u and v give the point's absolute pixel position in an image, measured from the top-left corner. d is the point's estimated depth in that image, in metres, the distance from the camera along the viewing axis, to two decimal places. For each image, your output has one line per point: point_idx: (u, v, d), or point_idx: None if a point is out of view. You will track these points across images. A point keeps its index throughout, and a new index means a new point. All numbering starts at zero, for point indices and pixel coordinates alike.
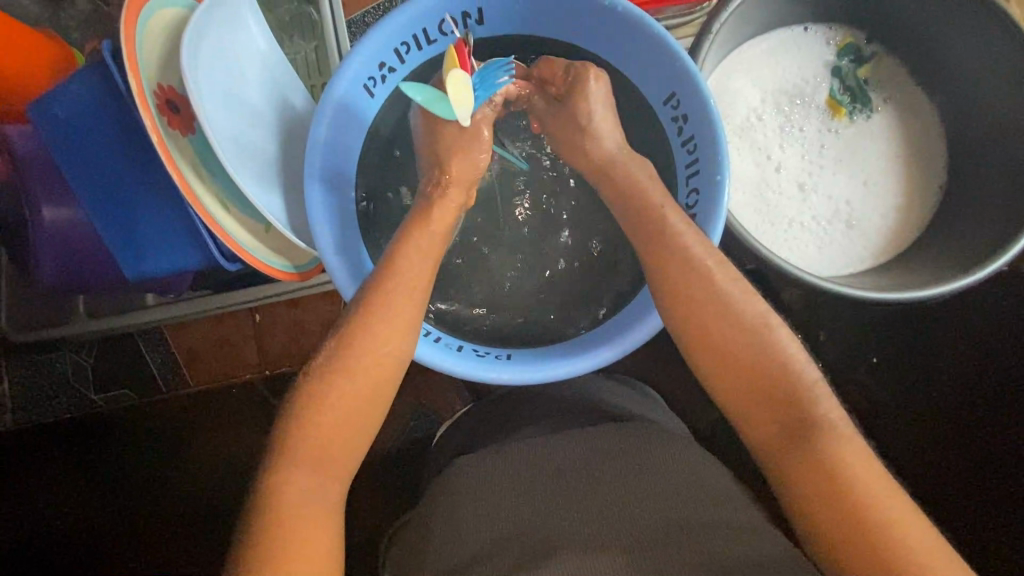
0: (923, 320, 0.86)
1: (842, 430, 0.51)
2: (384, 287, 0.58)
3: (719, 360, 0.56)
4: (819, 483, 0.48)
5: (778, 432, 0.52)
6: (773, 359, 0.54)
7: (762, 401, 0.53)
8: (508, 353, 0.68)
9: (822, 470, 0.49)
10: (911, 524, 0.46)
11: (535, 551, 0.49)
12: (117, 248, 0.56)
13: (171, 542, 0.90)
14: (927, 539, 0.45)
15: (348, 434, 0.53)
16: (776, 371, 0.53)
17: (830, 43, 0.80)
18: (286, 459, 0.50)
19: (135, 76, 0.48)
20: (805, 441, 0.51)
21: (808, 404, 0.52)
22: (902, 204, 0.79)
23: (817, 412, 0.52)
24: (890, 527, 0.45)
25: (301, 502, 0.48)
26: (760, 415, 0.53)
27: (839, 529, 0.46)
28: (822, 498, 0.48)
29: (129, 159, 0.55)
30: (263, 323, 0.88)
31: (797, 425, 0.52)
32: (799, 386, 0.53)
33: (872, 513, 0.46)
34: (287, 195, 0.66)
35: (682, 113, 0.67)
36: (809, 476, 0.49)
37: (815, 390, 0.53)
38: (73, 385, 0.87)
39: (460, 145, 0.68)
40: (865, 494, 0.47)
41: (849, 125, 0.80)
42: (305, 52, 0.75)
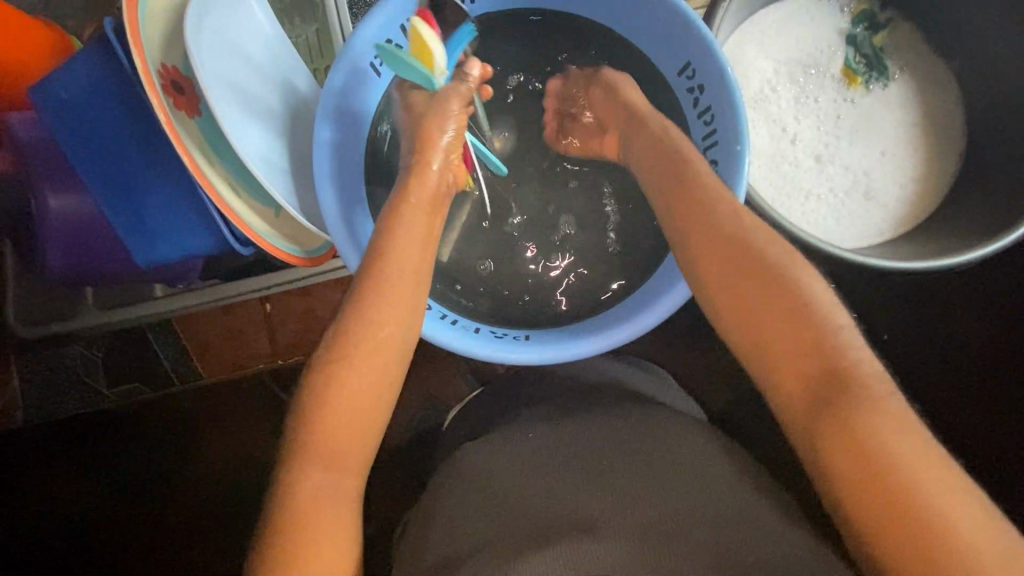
0: (936, 292, 0.85)
1: (881, 390, 0.42)
2: (380, 273, 0.56)
3: (734, 308, 0.50)
4: (850, 452, 0.39)
5: (807, 388, 0.44)
6: (795, 300, 0.47)
7: (785, 347, 0.46)
8: (526, 335, 0.67)
9: (848, 426, 0.40)
10: (963, 506, 0.36)
11: (549, 534, 0.48)
12: (128, 235, 0.55)
13: (179, 538, 0.89)
14: (982, 523, 0.36)
15: (362, 416, 0.52)
16: (800, 319, 0.46)
17: (844, 11, 0.78)
18: (301, 455, 0.49)
19: (140, 54, 0.46)
20: (837, 397, 0.42)
21: (842, 358, 0.44)
22: (921, 173, 0.78)
23: (854, 366, 0.43)
24: (929, 498, 0.36)
25: (321, 503, 0.47)
26: (784, 367, 0.45)
27: (864, 496, 0.38)
28: (847, 459, 0.39)
29: (137, 145, 0.54)
30: (274, 312, 0.87)
31: (829, 379, 0.43)
32: (829, 334, 0.45)
33: (916, 487, 0.36)
34: (296, 179, 0.64)
35: (697, 83, 0.65)
36: (834, 433, 0.41)
37: (848, 341, 0.45)
38: (85, 380, 0.86)
39: (428, 118, 0.63)
40: (907, 464, 0.37)
41: (864, 94, 0.78)
42: (307, 34, 0.74)
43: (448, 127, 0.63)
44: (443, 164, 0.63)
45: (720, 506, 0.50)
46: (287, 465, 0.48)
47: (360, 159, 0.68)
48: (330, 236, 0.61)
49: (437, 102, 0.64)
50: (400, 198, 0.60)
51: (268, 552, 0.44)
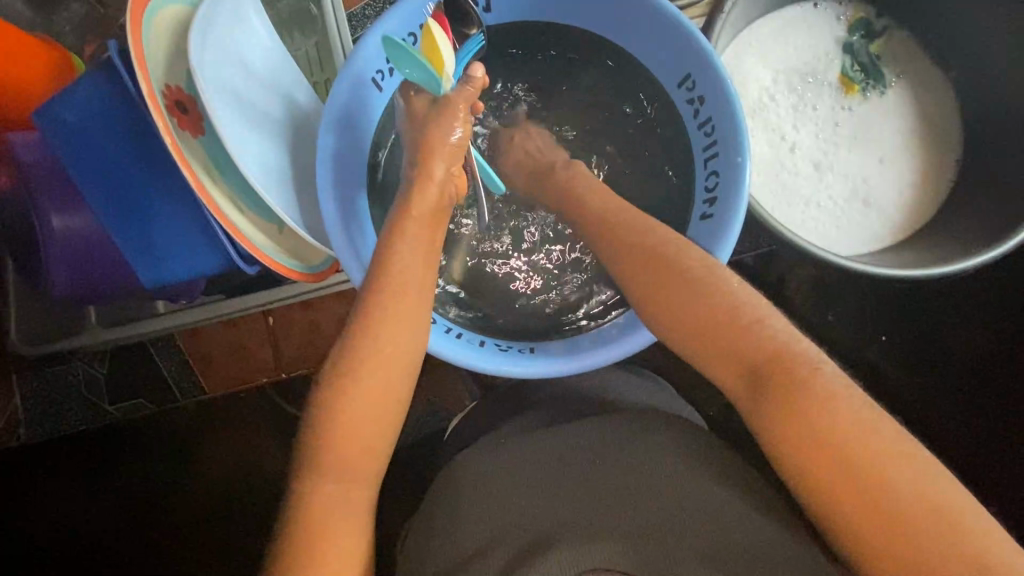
0: (936, 295, 0.85)
1: (827, 376, 0.47)
2: (383, 288, 0.56)
3: (696, 322, 0.54)
4: (812, 455, 0.45)
5: (761, 390, 0.49)
6: (744, 317, 0.52)
7: (738, 364, 0.51)
8: (532, 347, 0.67)
9: (805, 423, 0.45)
10: (919, 476, 0.42)
11: (550, 545, 0.48)
12: (134, 255, 0.55)
13: (180, 557, 0.89)
14: (933, 484, 0.42)
15: (373, 434, 0.52)
16: (754, 336, 0.51)
17: (841, 19, 0.79)
18: (313, 466, 0.50)
19: (145, 77, 0.47)
20: (785, 396, 0.47)
21: (786, 359, 0.49)
22: (919, 179, 0.78)
23: (797, 362, 0.49)
24: (887, 475, 0.42)
25: (332, 512, 0.48)
26: (734, 373, 0.52)
27: (837, 489, 0.43)
28: (812, 457, 0.45)
29: (141, 164, 0.54)
30: (277, 325, 0.87)
31: (774, 380, 0.48)
32: (769, 338, 0.50)
33: (876, 473, 0.42)
34: (299, 195, 0.65)
35: (697, 95, 0.65)
36: (796, 434, 0.46)
37: (789, 342, 0.50)
38: (88, 396, 0.86)
39: (437, 125, 0.62)
40: (861, 448, 0.43)
41: (862, 102, 0.79)
42: (306, 48, 0.74)
43: (455, 131, 0.62)
44: (446, 168, 0.63)
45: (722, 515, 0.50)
46: (301, 476, 0.50)
47: (364, 174, 0.68)
48: (335, 252, 0.61)
49: (440, 107, 0.62)
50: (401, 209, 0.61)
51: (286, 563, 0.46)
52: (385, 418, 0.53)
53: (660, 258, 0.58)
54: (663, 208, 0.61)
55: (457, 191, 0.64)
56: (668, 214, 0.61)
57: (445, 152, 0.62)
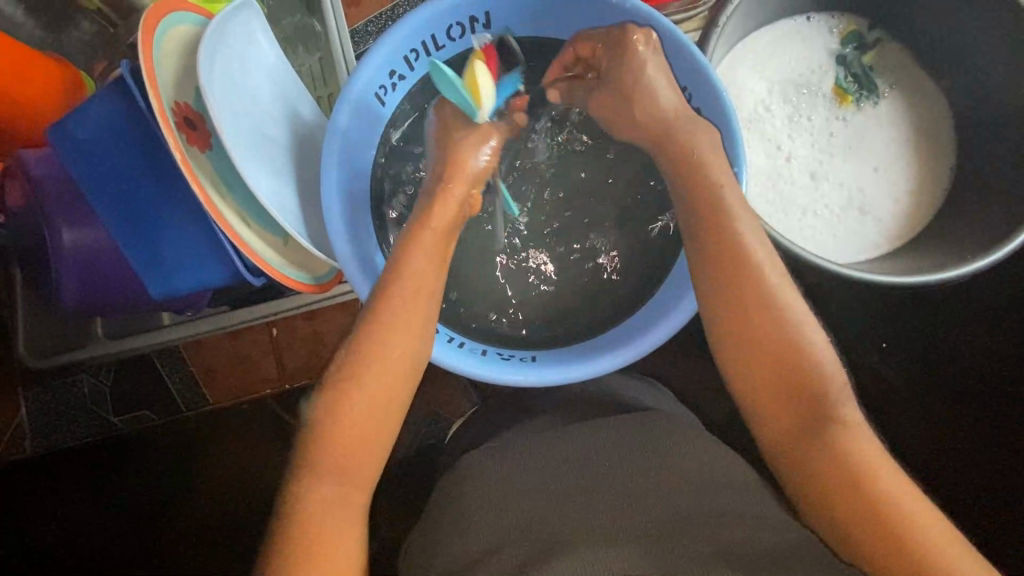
0: (938, 300, 0.88)
1: (855, 421, 0.53)
2: (386, 298, 0.56)
3: (747, 349, 0.55)
4: (843, 486, 0.49)
5: (797, 423, 0.53)
6: (791, 347, 0.54)
7: (784, 395, 0.54)
8: (533, 356, 0.68)
9: (836, 459, 0.51)
10: (932, 521, 0.47)
11: (555, 549, 0.49)
12: (141, 267, 0.56)
13: (177, 563, 0.90)
14: (935, 527, 0.47)
15: (372, 439, 0.53)
16: (801, 368, 0.54)
17: (834, 31, 0.80)
18: (312, 469, 0.50)
19: (156, 96, 0.48)
20: (823, 432, 0.52)
21: (830, 399, 0.53)
22: (913, 188, 0.79)
23: (834, 401, 0.53)
24: (901, 516, 0.47)
25: (331, 515, 0.49)
26: (774, 399, 0.54)
27: (853, 519, 0.48)
28: (838, 489, 0.50)
29: (148, 178, 0.55)
30: (281, 336, 0.86)
31: (814, 416, 0.53)
32: (816, 374, 0.54)
33: (897, 512, 0.47)
34: (303, 207, 0.66)
35: (694, 107, 0.67)
36: (827, 466, 0.51)
37: (838, 384, 0.54)
38: (91, 409, 0.85)
39: (463, 148, 0.65)
40: (880, 488, 0.49)
41: (856, 112, 0.80)
42: (310, 63, 0.77)
43: (482, 156, 0.65)
44: (468, 190, 0.64)
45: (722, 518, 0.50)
46: (299, 478, 0.50)
47: (366, 186, 0.70)
48: (338, 263, 0.62)
49: (476, 133, 0.65)
50: (422, 223, 0.61)
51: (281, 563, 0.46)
52: (385, 424, 0.54)
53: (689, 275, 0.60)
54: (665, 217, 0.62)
55: (474, 211, 0.65)
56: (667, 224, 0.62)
57: (462, 172, 0.64)
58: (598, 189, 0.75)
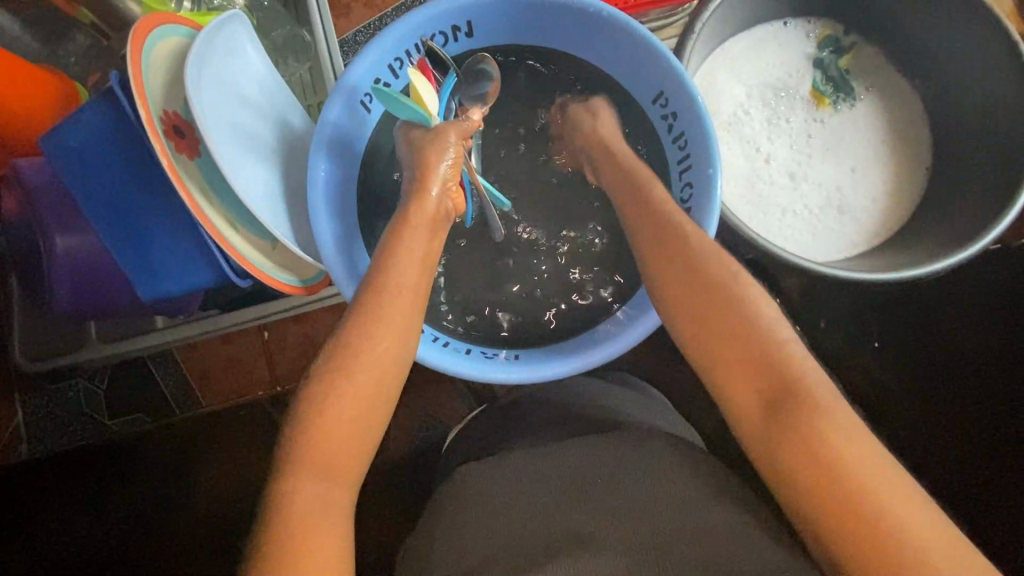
0: (924, 300, 0.91)
1: (827, 400, 0.50)
2: (370, 299, 0.58)
3: (711, 338, 0.56)
4: (810, 468, 0.48)
5: (765, 407, 0.52)
6: (754, 329, 0.54)
7: (751, 377, 0.53)
8: (516, 354, 0.69)
9: (805, 440, 0.49)
10: (911, 507, 0.45)
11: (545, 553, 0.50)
12: (131, 271, 0.58)
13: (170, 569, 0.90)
14: (913, 510, 0.45)
15: (356, 436, 0.54)
16: (765, 350, 0.53)
17: (810, 36, 0.82)
18: (296, 466, 0.51)
19: (145, 106, 0.50)
20: (791, 414, 0.50)
21: (797, 380, 0.52)
22: (891, 187, 0.81)
23: (803, 382, 0.52)
24: (875, 500, 0.45)
25: (315, 509, 0.50)
26: (742, 384, 0.54)
27: (822, 504, 0.46)
28: (807, 474, 0.48)
29: (138, 186, 0.57)
30: (272, 339, 0.89)
31: (782, 398, 0.51)
32: (782, 355, 0.53)
33: (865, 491, 0.45)
34: (291, 212, 0.68)
35: (670, 111, 0.69)
36: (795, 449, 0.49)
37: (803, 364, 0.53)
38: (88, 412, 0.89)
39: (432, 149, 0.65)
40: (853, 470, 0.46)
41: (833, 114, 0.82)
42: (299, 72, 0.79)
43: (447, 157, 0.65)
44: (442, 186, 0.65)
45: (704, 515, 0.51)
46: (284, 473, 0.51)
47: (353, 191, 0.71)
48: (325, 266, 0.64)
49: (434, 132, 0.66)
50: (404, 224, 0.63)
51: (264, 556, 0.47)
52: (369, 422, 0.55)
53: (662, 272, 0.61)
54: (643, 218, 0.64)
55: (455, 206, 0.67)
56: (646, 224, 0.64)
57: (435, 175, 0.65)
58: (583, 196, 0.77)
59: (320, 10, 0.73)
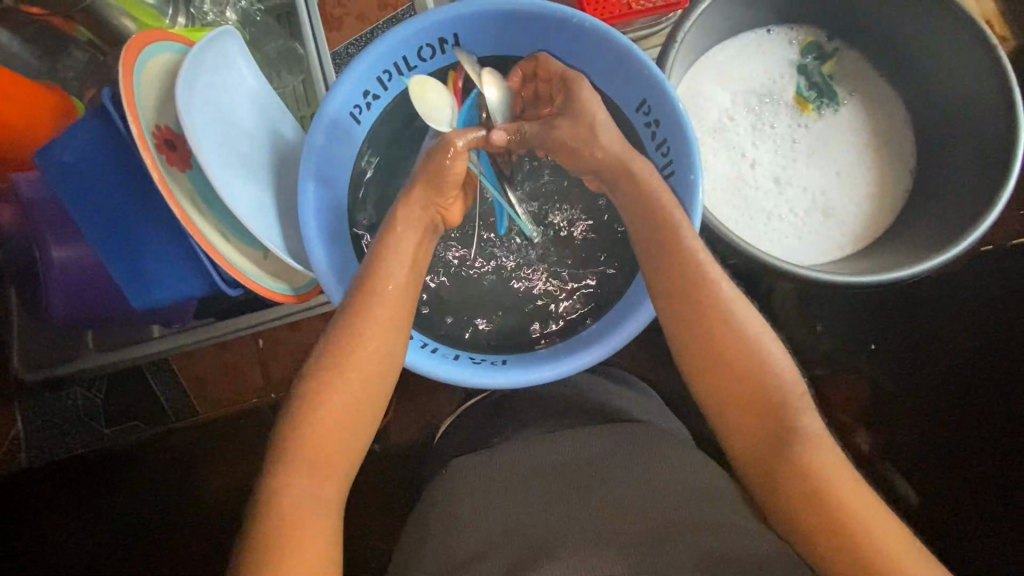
0: (914, 301, 0.94)
1: (815, 432, 0.54)
2: (357, 306, 0.59)
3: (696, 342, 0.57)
4: (805, 497, 0.51)
5: (761, 434, 0.55)
6: (744, 349, 0.57)
7: (748, 407, 0.56)
8: (504, 359, 0.70)
9: (798, 471, 0.52)
10: (891, 532, 0.49)
11: (534, 552, 0.51)
12: (124, 280, 0.59)
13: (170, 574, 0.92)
14: (890, 534, 0.49)
15: (343, 442, 0.55)
16: (757, 374, 0.56)
17: (793, 43, 0.83)
18: (286, 467, 0.52)
19: (136, 120, 0.52)
20: (787, 445, 0.54)
21: (789, 410, 0.55)
22: (875, 190, 0.82)
23: (795, 413, 0.55)
24: (865, 531, 0.49)
25: (304, 509, 0.51)
26: (738, 408, 0.56)
27: (818, 536, 0.50)
28: (803, 504, 0.51)
29: (130, 197, 0.58)
30: (268, 347, 0.90)
31: (778, 428, 0.55)
32: (775, 384, 0.56)
33: (849, 518, 0.49)
34: (282, 221, 0.69)
35: (654, 118, 0.70)
36: (791, 477, 0.52)
37: (797, 399, 0.56)
38: (85, 420, 0.89)
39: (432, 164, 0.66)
40: (841, 499, 0.50)
41: (817, 119, 0.83)
42: (292, 85, 0.80)
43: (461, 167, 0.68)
44: (430, 196, 0.66)
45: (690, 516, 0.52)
46: (275, 474, 0.52)
47: (344, 201, 0.73)
48: (315, 274, 0.65)
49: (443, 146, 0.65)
50: (388, 234, 0.64)
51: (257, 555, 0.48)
52: (356, 427, 0.56)
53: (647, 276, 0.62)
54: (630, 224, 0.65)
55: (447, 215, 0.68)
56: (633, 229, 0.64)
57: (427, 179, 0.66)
58: (571, 202, 0.78)
59: (310, 24, 0.75)
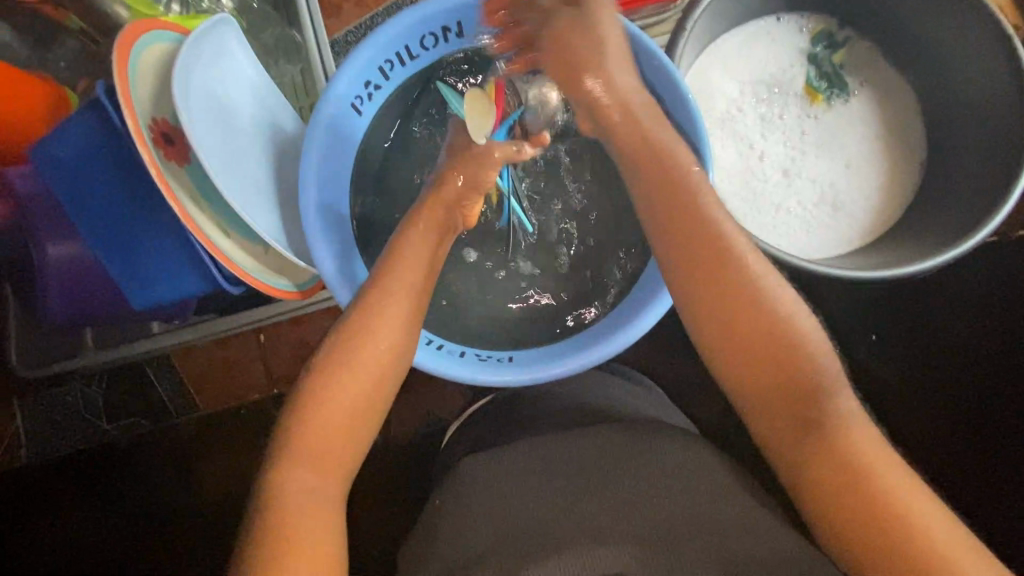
0: (924, 293, 0.93)
1: (849, 412, 0.51)
2: (362, 305, 0.58)
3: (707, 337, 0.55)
4: (834, 478, 0.48)
5: (788, 414, 0.52)
6: (768, 328, 0.54)
7: (773, 385, 0.53)
8: (509, 356, 0.70)
9: (830, 452, 0.49)
10: (936, 519, 0.45)
11: (542, 550, 0.50)
12: (123, 278, 0.58)
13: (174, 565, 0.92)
14: (940, 524, 0.45)
15: (348, 443, 0.54)
16: (780, 352, 0.53)
17: (804, 31, 0.82)
18: (288, 464, 0.51)
19: (131, 115, 0.50)
20: (816, 426, 0.51)
21: (824, 392, 0.52)
22: (885, 183, 0.81)
23: (829, 394, 0.52)
24: (912, 519, 0.45)
25: (307, 512, 0.50)
26: (758, 387, 0.54)
27: (851, 519, 0.47)
28: (834, 487, 0.48)
29: (127, 194, 0.57)
30: (268, 342, 0.89)
31: (808, 409, 0.52)
32: (803, 364, 0.53)
33: (891, 502, 0.46)
34: (285, 216, 0.68)
35: (662, 110, 0.69)
36: (822, 459, 0.49)
37: (830, 379, 0.53)
38: (87, 416, 0.89)
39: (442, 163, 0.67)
40: (880, 483, 0.47)
41: (827, 110, 0.81)
42: (291, 74, 0.78)
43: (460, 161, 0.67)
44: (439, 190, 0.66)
45: (701, 514, 0.51)
46: (278, 476, 0.51)
47: (347, 194, 0.72)
48: (318, 270, 0.64)
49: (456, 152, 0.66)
50: (409, 231, 0.63)
51: (257, 554, 0.47)
52: (362, 428, 0.55)
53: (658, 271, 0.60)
54: None
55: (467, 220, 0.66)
56: None
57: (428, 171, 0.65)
58: (576, 196, 0.77)
59: (309, 11, 0.73)
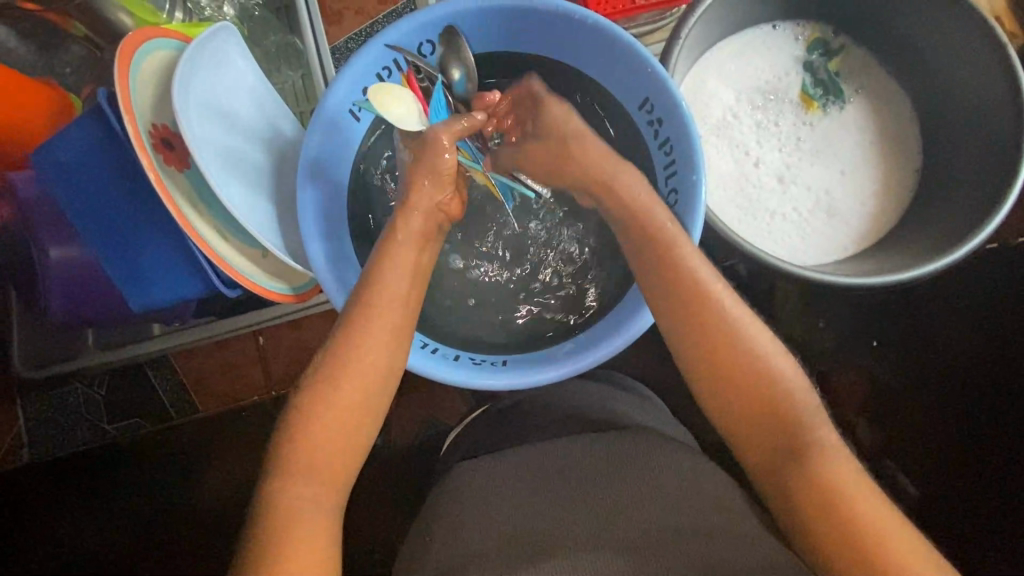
0: (922, 300, 0.93)
1: (823, 437, 0.54)
2: (359, 309, 0.59)
3: None
4: (810, 495, 0.51)
5: (766, 434, 0.55)
6: (739, 344, 0.57)
7: (760, 410, 0.56)
8: (504, 360, 0.70)
9: (807, 472, 0.52)
10: (904, 537, 0.48)
11: (533, 554, 0.51)
12: (123, 281, 0.59)
13: (173, 564, 0.93)
14: (910, 543, 0.48)
15: (341, 446, 0.55)
16: (756, 370, 0.56)
17: (800, 38, 0.82)
18: (284, 466, 0.52)
19: (132, 122, 0.51)
20: (790, 447, 0.54)
21: (799, 417, 0.55)
22: (881, 190, 0.81)
23: (804, 420, 0.55)
24: (883, 537, 0.48)
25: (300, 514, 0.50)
26: (741, 407, 0.56)
27: (828, 534, 0.49)
28: (809, 505, 0.51)
29: (127, 197, 0.58)
30: (267, 344, 0.90)
31: (785, 432, 0.55)
32: (780, 390, 0.56)
33: (862, 520, 0.49)
34: (283, 220, 0.68)
35: (657, 117, 0.69)
36: (797, 479, 0.52)
37: (807, 405, 0.56)
38: (87, 416, 0.90)
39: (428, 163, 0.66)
40: (853, 503, 0.50)
41: (822, 117, 0.82)
42: (291, 79, 0.79)
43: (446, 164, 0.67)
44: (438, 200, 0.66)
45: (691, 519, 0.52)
46: (272, 478, 0.52)
47: (345, 198, 0.72)
48: (315, 274, 0.65)
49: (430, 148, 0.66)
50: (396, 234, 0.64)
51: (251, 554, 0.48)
52: (356, 430, 0.55)
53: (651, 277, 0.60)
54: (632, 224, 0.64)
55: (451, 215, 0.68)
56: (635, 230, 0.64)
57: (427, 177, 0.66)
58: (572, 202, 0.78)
59: (310, 18, 0.74)
